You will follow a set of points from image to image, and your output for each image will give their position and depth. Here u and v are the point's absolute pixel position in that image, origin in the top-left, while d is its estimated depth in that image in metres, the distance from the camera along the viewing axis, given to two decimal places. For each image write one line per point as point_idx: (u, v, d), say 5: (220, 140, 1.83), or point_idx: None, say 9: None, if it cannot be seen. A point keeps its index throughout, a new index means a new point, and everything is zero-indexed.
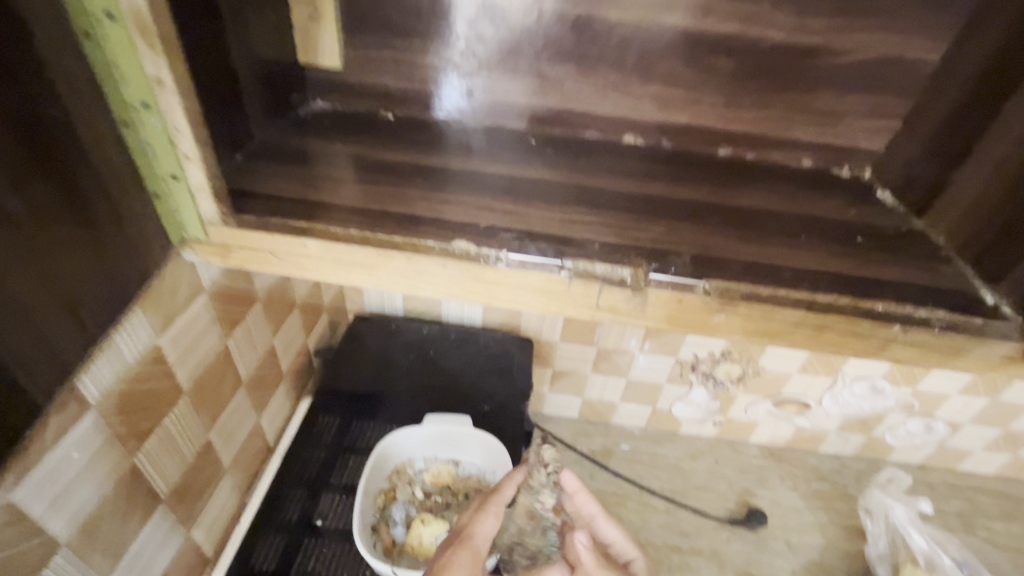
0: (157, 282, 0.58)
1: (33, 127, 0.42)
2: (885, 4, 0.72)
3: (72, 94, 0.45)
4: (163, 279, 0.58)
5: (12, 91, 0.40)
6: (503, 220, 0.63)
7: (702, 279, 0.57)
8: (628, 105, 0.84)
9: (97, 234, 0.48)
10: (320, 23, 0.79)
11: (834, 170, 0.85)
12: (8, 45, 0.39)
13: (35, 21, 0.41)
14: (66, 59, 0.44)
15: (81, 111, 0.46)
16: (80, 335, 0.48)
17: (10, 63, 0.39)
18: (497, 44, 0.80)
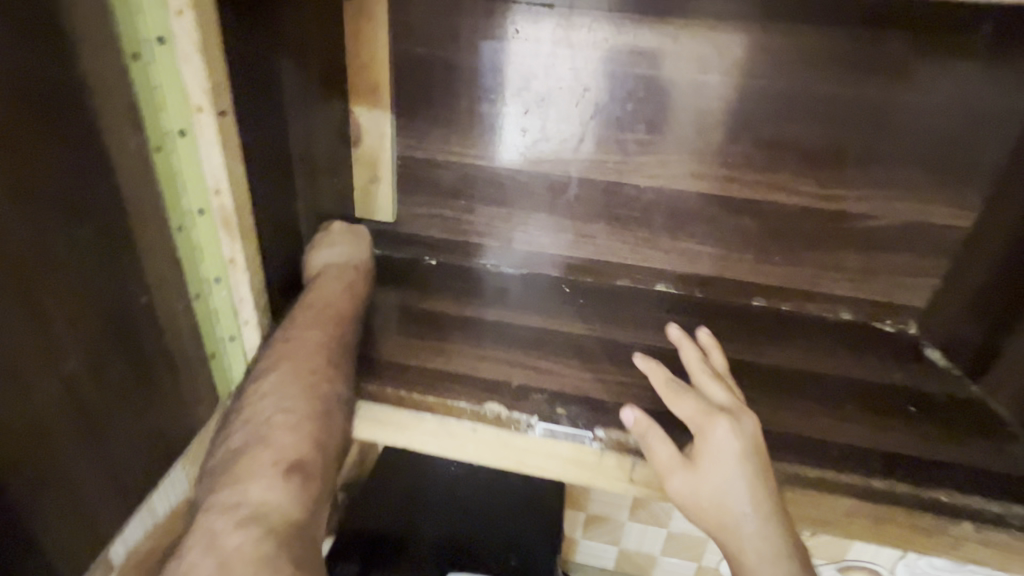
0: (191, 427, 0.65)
1: (119, 304, 0.53)
2: (905, 176, 0.75)
3: (155, 275, 0.56)
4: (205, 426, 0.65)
5: (104, 277, 0.51)
6: (535, 379, 0.64)
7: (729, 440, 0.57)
8: (659, 258, 0.87)
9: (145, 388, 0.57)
10: (378, 185, 0.89)
11: (875, 324, 0.83)
12: (110, 243, 0.51)
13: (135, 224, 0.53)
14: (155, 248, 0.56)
15: (161, 286, 0.57)
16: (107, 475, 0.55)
17: (109, 256, 0.51)
18: (534, 203, 0.88)
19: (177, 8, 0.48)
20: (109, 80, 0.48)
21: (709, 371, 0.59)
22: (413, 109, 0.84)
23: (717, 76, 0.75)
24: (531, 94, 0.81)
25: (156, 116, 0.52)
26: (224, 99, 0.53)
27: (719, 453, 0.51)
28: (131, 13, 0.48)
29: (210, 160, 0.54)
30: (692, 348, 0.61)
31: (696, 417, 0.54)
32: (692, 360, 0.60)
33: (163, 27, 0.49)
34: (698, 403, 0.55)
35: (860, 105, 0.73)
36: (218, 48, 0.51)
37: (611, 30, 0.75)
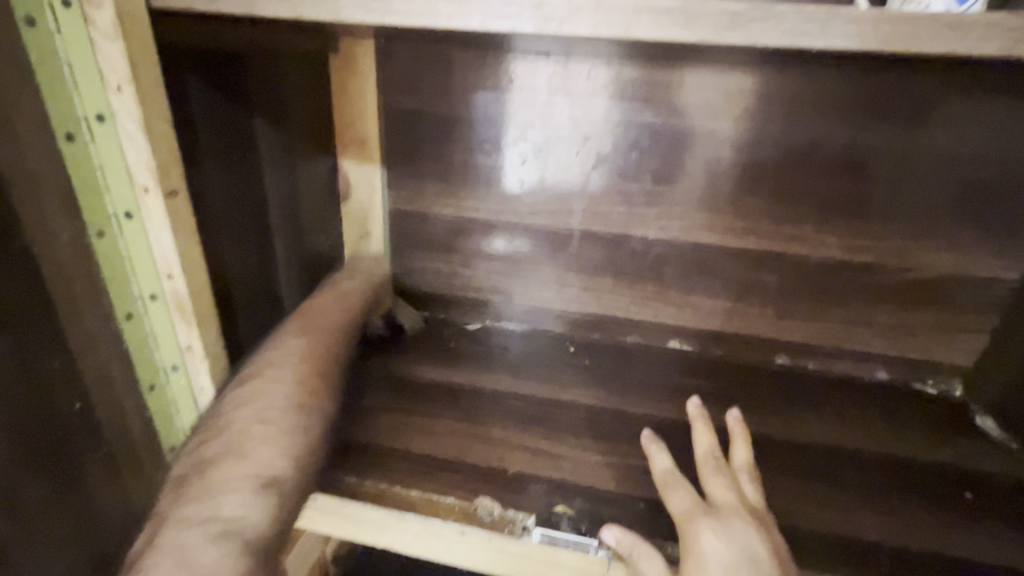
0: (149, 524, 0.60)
1: (53, 412, 0.48)
2: (942, 226, 0.68)
3: (99, 373, 0.52)
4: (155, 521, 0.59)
5: (34, 389, 0.46)
6: (534, 465, 0.57)
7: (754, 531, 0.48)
8: (670, 313, 0.80)
9: (84, 494, 0.52)
10: (368, 240, 0.84)
11: (914, 384, 0.75)
12: (43, 339, 0.46)
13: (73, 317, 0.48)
14: (103, 345, 0.51)
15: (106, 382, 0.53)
16: None
17: (43, 359, 0.46)
18: (533, 257, 0.82)
19: (115, 83, 0.44)
20: (34, 163, 0.43)
21: (714, 465, 0.55)
22: (405, 162, 0.80)
23: (727, 123, 0.69)
24: (527, 143, 0.76)
25: (98, 199, 0.48)
26: (171, 172, 0.49)
27: (704, 559, 0.47)
28: (65, 93, 0.45)
29: (159, 238, 0.50)
30: (702, 439, 0.57)
31: (679, 519, 0.50)
32: (701, 453, 0.56)
33: (101, 105, 0.45)
34: (688, 501, 0.51)
35: (887, 150, 0.66)
36: (165, 122, 0.48)
37: (613, 77, 0.71)
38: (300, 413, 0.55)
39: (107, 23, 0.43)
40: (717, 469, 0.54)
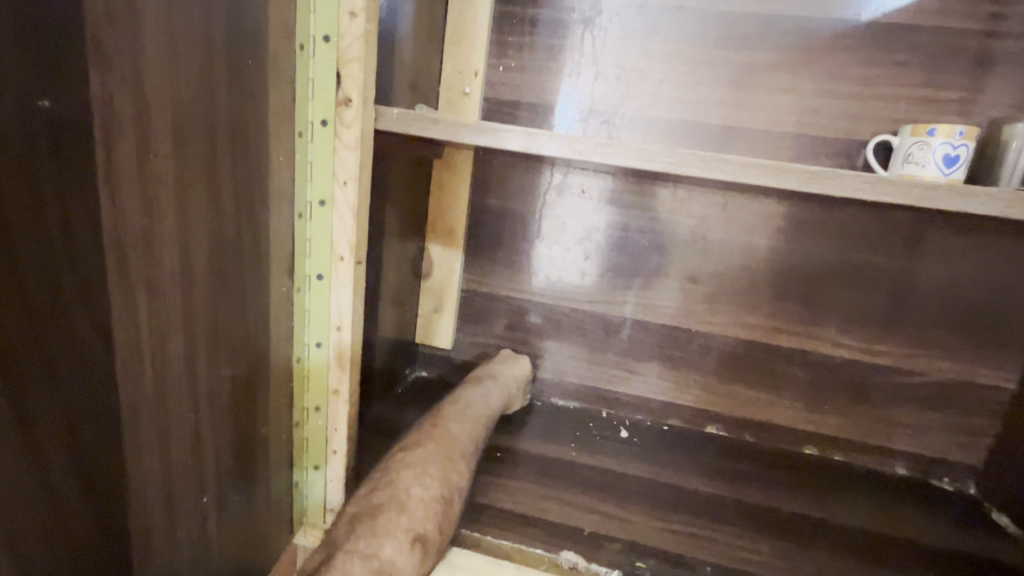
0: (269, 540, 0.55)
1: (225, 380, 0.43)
2: (945, 338, 0.81)
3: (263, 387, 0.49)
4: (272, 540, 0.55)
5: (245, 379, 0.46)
6: (608, 523, 0.63)
7: None
8: (709, 399, 0.90)
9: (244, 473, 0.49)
10: (441, 315, 0.95)
11: (930, 481, 0.84)
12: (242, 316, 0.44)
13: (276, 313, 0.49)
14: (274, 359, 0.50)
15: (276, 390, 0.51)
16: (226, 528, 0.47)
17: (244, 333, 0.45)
18: (588, 340, 0.93)
19: (341, 254, 0.51)
20: (280, 314, 0.50)
21: None
22: (483, 250, 0.93)
23: (761, 238, 0.84)
24: (593, 244, 0.89)
25: (302, 390, 0.54)
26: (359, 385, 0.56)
27: None
28: (303, 322, 0.53)
29: (333, 491, 0.58)
30: None
31: None
32: None
33: (327, 270, 0.51)
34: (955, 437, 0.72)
35: (893, 273, 0.81)
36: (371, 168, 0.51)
37: (662, 194, 0.86)
38: (435, 452, 0.60)
39: (351, 139, 0.48)
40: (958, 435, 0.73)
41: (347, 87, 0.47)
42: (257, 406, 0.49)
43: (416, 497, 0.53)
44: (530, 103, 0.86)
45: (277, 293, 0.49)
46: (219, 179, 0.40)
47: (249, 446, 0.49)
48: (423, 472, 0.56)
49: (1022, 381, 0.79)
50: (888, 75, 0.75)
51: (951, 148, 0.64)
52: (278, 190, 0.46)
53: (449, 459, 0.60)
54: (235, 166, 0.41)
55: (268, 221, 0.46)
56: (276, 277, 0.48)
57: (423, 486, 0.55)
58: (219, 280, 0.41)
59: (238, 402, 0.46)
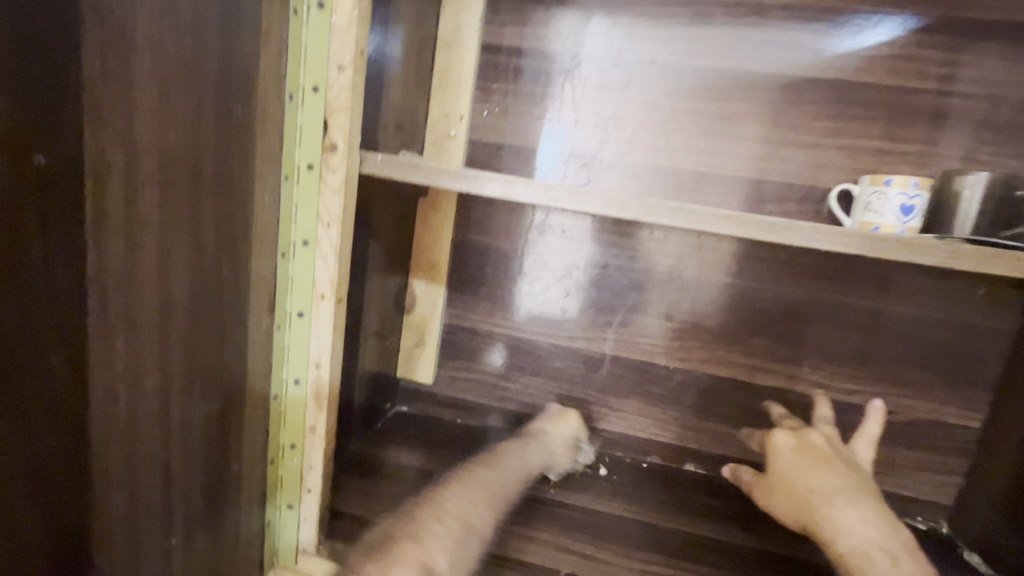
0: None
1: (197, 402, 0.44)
2: (912, 377, 0.84)
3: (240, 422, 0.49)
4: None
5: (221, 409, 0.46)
6: (584, 565, 0.63)
7: None
8: (688, 437, 0.91)
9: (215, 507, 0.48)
10: (423, 350, 0.96)
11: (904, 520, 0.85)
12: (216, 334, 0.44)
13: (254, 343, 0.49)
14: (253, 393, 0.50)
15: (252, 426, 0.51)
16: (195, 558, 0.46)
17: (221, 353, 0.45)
18: (569, 376, 0.93)
19: (322, 292, 0.52)
20: (260, 350, 0.50)
21: None
22: (466, 285, 0.95)
23: (734, 279, 0.87)
24: (572, 281, 0.91)
25: (278, 426, 0.54)
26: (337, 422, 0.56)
27: None
28: (282, 359, 0.53)
29: (307, 530, 0.57)
30: None
31: None
32: None
33: (307, 307, 0.52)
34: (784, 433, 0.72)
35: (861, 313, 0.84)
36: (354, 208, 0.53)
37: (639, 235, 0.89)
38: (461, 496, 0.62)
39: (335, 183, 0.50)
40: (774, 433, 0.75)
41: (333, 134, 0.49)
42: (233, 443, 0.49)
43: (432, 536, 0.55)
44: (513, 146, 0.89)
45: (257, 330, 0.49)
46: (202, 211, 0.41)
47: (223, 483, 0.48)
48: (441, 513, 0.58)
49: (986, 421, 0.82)
50: (848, 128, 0.80)
51: (907, 198, 0.69)
52: (263, 230, 0.48)
53: (471, 504, 0.62)
54: (222, 208, 0.43)
55: (251, 258, 0.47)
56: (257, 314, 0.49)
57: (439, 526, 0.56)
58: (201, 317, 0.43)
59: (213, 438, 0.46)
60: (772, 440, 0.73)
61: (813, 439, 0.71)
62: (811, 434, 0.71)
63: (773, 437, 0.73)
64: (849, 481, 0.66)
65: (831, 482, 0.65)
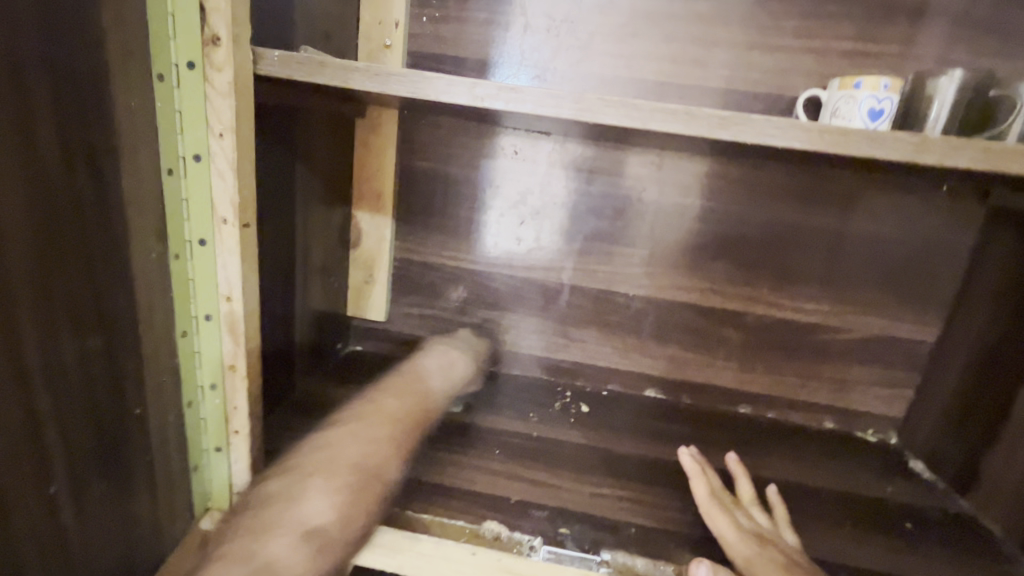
0: (167, 523, 0.51)
1: (82, 346, 0.38)
2: (871, 296, 0.83)
3: (137, 362, 0.44)
4: (170, 528, 0.51)
5: (111, 349, 0.41)
6: (536, 491, 0.62)
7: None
8: (648, 364, 0.90)
9: (122, 457, 0.44)
10: (372, 286, 0.91)
11: (856, 433, 0.87)
12: (95, 269, 0.39)
13: (140, 279, 0.43)
14: (152, 333, 0.45)
15: (154, 365, 0.46)
16: (102, 512, 0.43)
17: (103, 290, 0.40)
18: (527, 308, 0.90)
19: (224, 216, 0.46)
20: (151, 284, 0.44)
21: None
22: (414, 216, 0.89)
23: (695, 199, 0.83)
24: (527, 208, 0.86)
25: (192, 366, 0.50)
26: (259, 358, 0.52)
27: None
28: (186, 292, 0.48)
29: (240, 476, 0.54)
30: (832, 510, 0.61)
31: None
32: None
33: (209, 233, 0.46)
34: (754, 551, 0.54)
35: (825, 231, 0.81)
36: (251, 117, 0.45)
37: (599, 156, 0.83)
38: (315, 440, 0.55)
39: (224, 85, 0.42)
40: (727, 516, 0.58)
41: (213, 23, 0.41)
42: (129, 385, 0.44)
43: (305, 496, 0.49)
44: (456, 57, 0.80)
45: (147, 260, 0.44)
46: (43, 111, 0.33)
47: (119, 432, 0.43)
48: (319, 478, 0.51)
49: (940, 334, 0.82)
50: (819, 28, 0.74)
51: (876, 102, 0.63)
52: (134, 144, 0.41)
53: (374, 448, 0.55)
54: (57, 103, 0.34)
55: (123, 176, 0.40)
56: (143, 241, 0.43)
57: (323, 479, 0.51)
58: (44, 243, 0.35)
59: (107, 382, 0.41)
60: (743, 552, 0.54)
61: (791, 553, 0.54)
62: (782, 557, 0.53)
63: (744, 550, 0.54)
64: None
65: None
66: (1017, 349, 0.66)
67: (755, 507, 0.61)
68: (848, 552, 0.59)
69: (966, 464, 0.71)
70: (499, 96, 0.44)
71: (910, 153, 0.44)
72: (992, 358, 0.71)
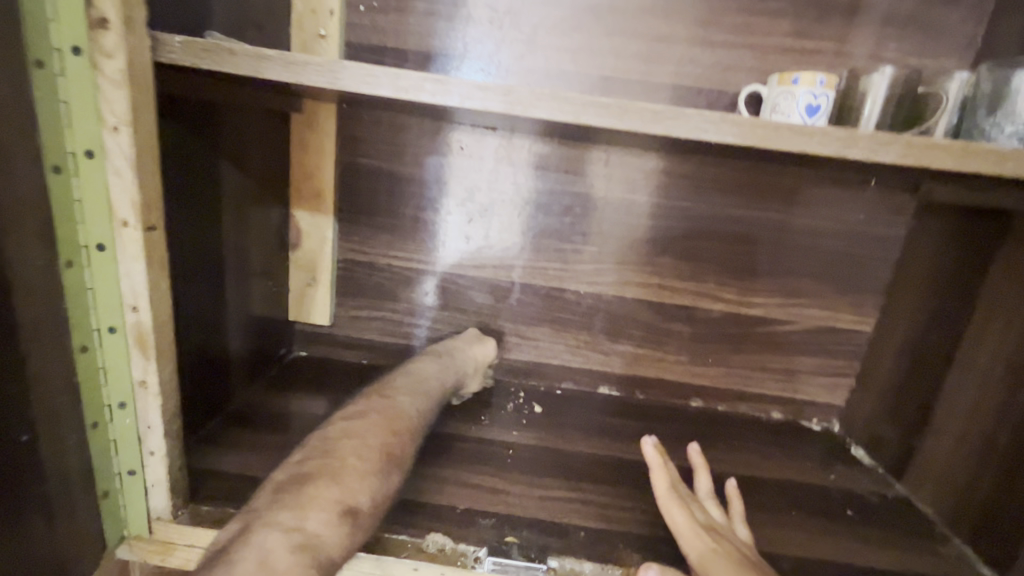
0: (69, 556, 0.46)
1: None
2: (812, 288, 0.85)
3: (22, 381, 0.39)
4: (75, 561, 0.47)
5: None
6: (483, 498, 0.60)
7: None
8: (601, 360, 0.90)
9: (6, 488, 0.39)
10: (315, 288, 0.86)
11: (801, 422, 0.90)
12: None
13: (22, 288, 0.38)
14: (42, 349, 0.41)
15: (45, 383, 0.41)
16: None
17: None
18: (477, 307, 0.88)
19: (124, 219, 0.42)
20: (38, 296, 0.40)
21: None
22: (357, 214, 0.85)
23: (644, 195, 0.82)
24: (475, 205, 0.84)
25: (97, 382, 0.46)
26: (177, 372, 0.48)
27: None
28: (86, 302, 0.43)
29: (158, 496, 0.50)
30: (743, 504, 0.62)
31: None
32: None
33: (109, 238, 0.42)
34: (706, 544, 0.53)
35: (769, 225, 0.83)
36: (154, 114, 0.41)
37: (549, 152, 0.81)
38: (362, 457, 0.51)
39: (115, 73, 0.38)
40: (684, 508, 0.57)
41: (100, 4, 0.37)
42: (14, 407, 0.39)
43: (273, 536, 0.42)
44: (396, 48, 0.77)
45: (31, 267, 0.39)
46: None
47: (0, 461, 0.38)
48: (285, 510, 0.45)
49: (876, 324, 0.85)
50: (758, 25, 0.75)
51: (813, 98, 0.63)
52: (11, 136, 0.36)
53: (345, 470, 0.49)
54: None
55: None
56: (25, 246, 0.38)
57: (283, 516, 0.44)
58: None
59: None
60: (693, 549, 0.53)
61: (741, 549, 0.53)
62: (732, 551, 0.52)
63: (694, 547, 0.53)
64: None
65: None
66: (948, 335, 0.69)
67: (710, 502, 0.61)
68: (793, 543, 0.60)
69: (902, 448, 0.74)
70: (425, 88, 0.42)
71: (836, 148, 0.44)
72: (924, 344, 0.73)
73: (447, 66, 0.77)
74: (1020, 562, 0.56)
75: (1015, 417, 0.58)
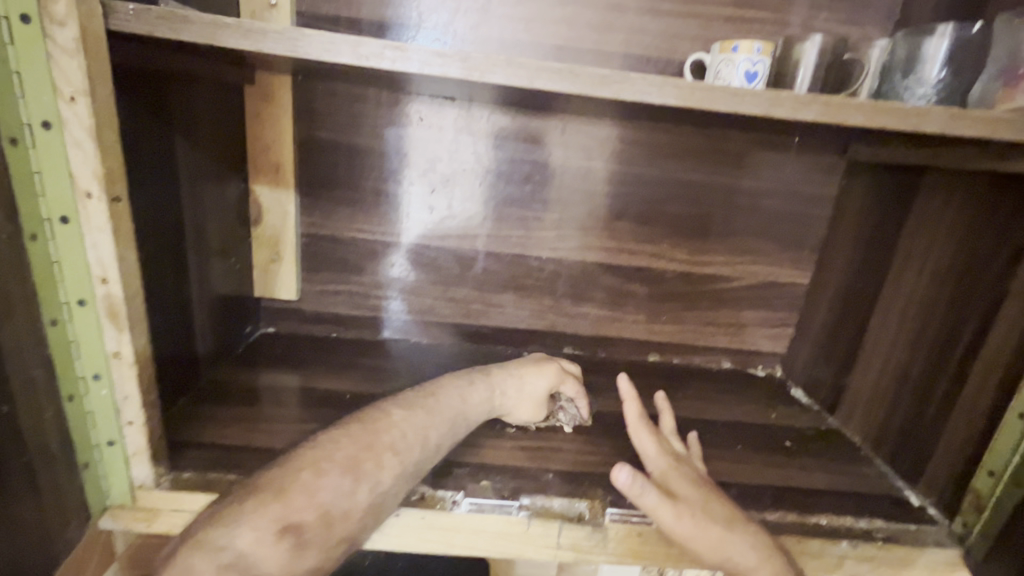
0: (55, 526, 0.47)
1: None
2: (756, 246, 0.91)
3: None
4: (61, 531, 0.48)
5: None
6: (456, 451, 0.64)
7: (771, 497, 0.63)
8: (564, 322, 0.94)
9: None
10: (280, 264, 0.87)
11: (748, 370, 0.98)
12: None
13: None
14: (11, 324, 0.41)
15: (18, 357, 0.42)
16: None
17: None
18: (442, 276, 0.91)
19: (87, 190, 0.42)
20: (4, 268, 0.40)
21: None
22: (319, 188, 0.85)
23: (600, 162, 0.86)
24: (437, 175, 0.85)
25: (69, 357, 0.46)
26: (150, 344, 0.49)
27: None
28: (52, 276, 0.44)
29: (139, 466, 0.52)
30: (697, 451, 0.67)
31: None
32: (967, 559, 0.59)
33: (71, 210, 0.42)
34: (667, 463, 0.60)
35: (715, 188, 0.88)
36: (110, 85, 0.41)
37: (508, 122, 0.83)
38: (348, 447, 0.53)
39: (68, 41, 0.38)
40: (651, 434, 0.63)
41: None
42: None
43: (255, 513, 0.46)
44: (350, 18, 0.76)
45: None
46: None
47: None
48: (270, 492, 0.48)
49: (813, 277, 0.92)
50: None
51: (751, 64, 0.68)
52: None
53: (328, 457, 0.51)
54: None
55: None
56: None
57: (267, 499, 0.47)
58: None
59: None
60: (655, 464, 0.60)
61: (694, 467, 0.60)
62: (690, 469, 0.59)
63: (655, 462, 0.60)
64: (726, 505, 0.55)
65: (717, 510, 0.54)
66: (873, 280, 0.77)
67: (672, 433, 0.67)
68: (739, 472, 0.67)
69: (834, 386, 0.82)
70: (385, 56, 0.44)
71: (767, 107, 0.49)
72: (852, 292, 0.81)
73: (402, 36, 0.77)
74: (928, 472, 0.65)
75: (925, 349, 0.66)
